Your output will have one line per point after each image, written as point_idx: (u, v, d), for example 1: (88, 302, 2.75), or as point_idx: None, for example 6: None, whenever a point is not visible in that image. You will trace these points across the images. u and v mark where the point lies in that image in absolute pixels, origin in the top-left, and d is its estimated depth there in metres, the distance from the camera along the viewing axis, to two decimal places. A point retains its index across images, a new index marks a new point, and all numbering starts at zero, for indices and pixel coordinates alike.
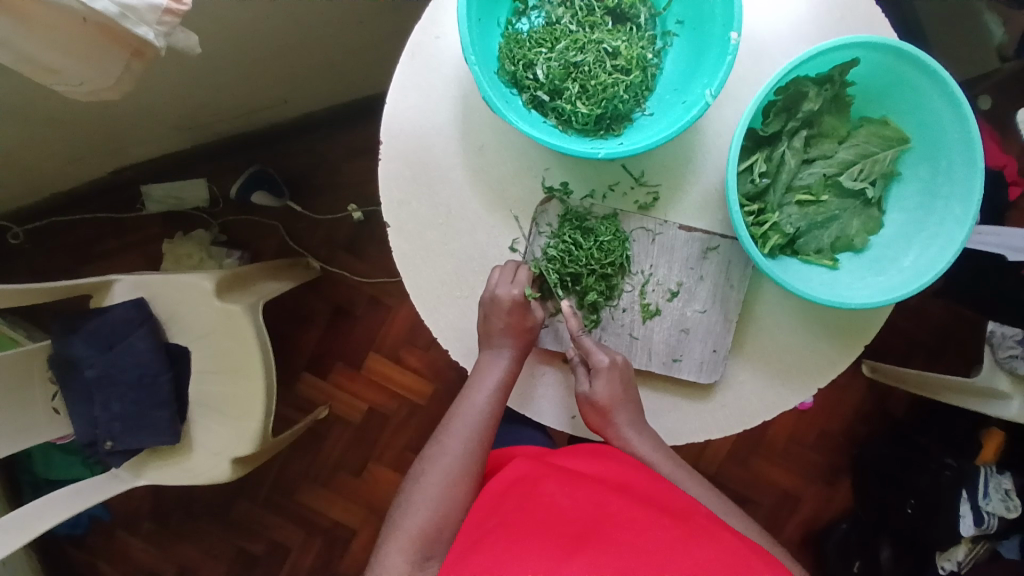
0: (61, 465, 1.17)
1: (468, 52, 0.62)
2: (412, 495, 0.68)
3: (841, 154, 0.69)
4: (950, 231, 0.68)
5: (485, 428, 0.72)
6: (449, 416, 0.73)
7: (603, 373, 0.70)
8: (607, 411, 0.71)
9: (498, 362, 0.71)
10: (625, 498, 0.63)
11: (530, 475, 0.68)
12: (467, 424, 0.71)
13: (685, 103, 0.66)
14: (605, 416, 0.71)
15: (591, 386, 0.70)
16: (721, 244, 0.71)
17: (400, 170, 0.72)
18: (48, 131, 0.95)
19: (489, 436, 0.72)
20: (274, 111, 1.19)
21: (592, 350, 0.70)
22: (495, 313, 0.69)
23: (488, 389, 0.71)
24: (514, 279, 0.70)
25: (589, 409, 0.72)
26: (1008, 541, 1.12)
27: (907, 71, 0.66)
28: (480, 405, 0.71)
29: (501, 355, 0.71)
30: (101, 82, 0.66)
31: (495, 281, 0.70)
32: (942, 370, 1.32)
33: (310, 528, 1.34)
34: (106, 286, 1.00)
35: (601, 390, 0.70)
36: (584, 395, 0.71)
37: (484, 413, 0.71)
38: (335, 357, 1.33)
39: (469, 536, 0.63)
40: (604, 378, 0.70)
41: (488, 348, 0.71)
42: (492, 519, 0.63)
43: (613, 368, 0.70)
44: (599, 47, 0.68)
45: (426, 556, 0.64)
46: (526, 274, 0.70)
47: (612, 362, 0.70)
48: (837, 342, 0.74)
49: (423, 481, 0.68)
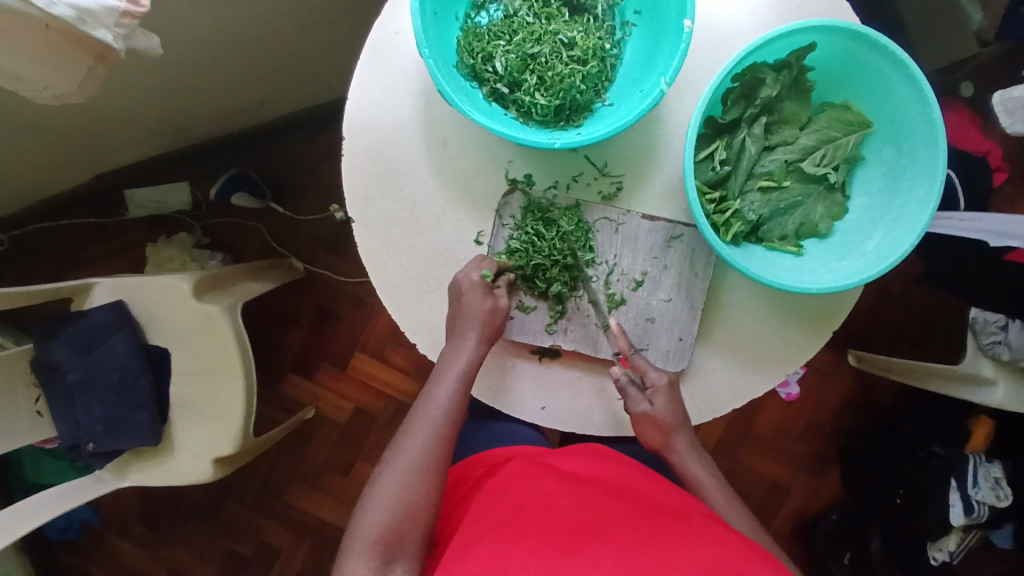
0: (50, 469, 1.17)
1: (422, 45, 0.62)
2: (373, 498, 0.67)
3: (802, 140, 0.69)
4: (914, 213, 0.67)
5: (447, 425, 0.71)
6: (413, 414, 0.72)
7: (663, 392, 0.71)
8: (667, 428, 0.72)
9: (462, 352, 0.70)
10: (620, 499, 0.66)
11: (525, 475, 0.71)
12: (429, 422, 0.71)
13: (642, 91, 0.66)
14: (666, 434, 0.73)
15: (652, 404, 0.71)
16: (684, 233, 0.72)
17: (363, 165, 0.72)
18: (27, 139, 0.96)
19: (452, 432, 0.71)
20: (252, 113, 1.19)
21: (648, 368, 0.71)
22: (464, 300, 0.69)
23: (452, 383, 0.71)
24: (477, 267, 0.70)
25: (647, 427, 0.72)
26: (1000, 530, 1.12)
27: (865, 54, 0.66)
28: (443, 400, 0.71)
29: (464, 344, 0.70)
30: (67, 86, 0.67)
31: (458, 269, 0.71)
32: (929, 359, 1.32)
33: (300, 529, 1.35)
34: (86, 290, 1.01)
35: (661, 407, 0.71)
36: (642, 414, 0.71)
37: (445, 409, 0.71)
38: (320, 358, 1.34)
39: (467, 532, 0.64)
40: (661, 396, 0.71)
41: (451, 340, 0.70)
42: (488, 517, 0.65)
43: (670, 386, 0.72)
44: (556, 38, 0.68)
45: (389, 559, 0.63)
46: (489, 262, 0.71)
47: (668, 379, 0.72)
48: (804, 329, 0.74)
49: (383, 483, 0.67)
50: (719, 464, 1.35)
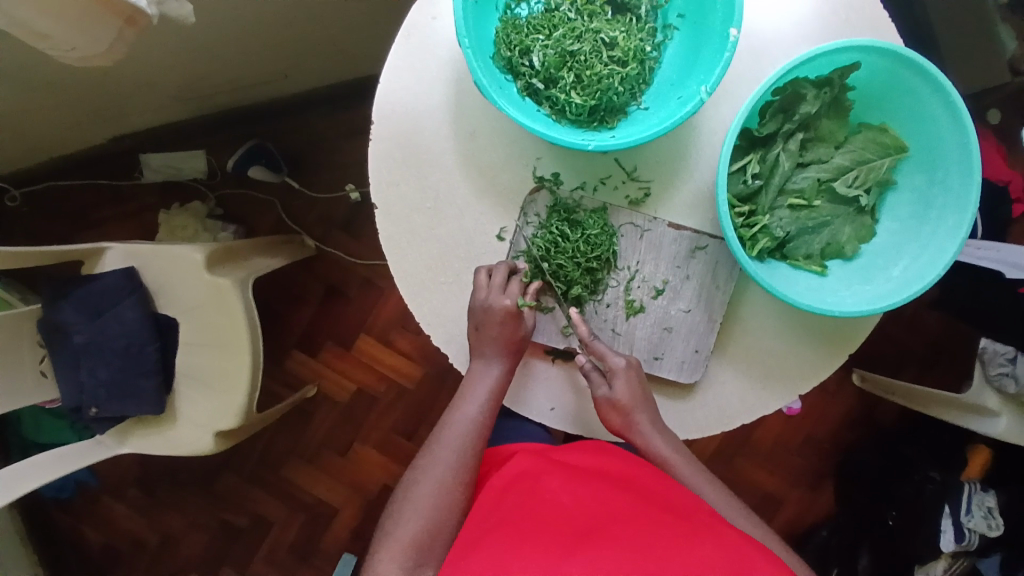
0: (49, 429, 1.17)
1: (461, 34, 0.61)
2: (405, 504, 0.68)
3: (836, 159, 0.69)
4: (942, 243, 0.67)
5: (478, 438, 0.72)
6: (441, 426, 0.73)
7: (622, 375, 0.70)
8: (627, 411, 0.70)
9: (489, 373, 0.71)
10: (626, 495, 0.65)
11: (532, 471, 0.70)
12: (459, 433, 0.72)
13: (680, 98, 0.65)
14: (627, 418, 0.71)
15: (610, 388, 0.70)
16: (709, 244, 0.71)
17: (390, 151, 0.72)
18: (47, 97, 0.95)
19: (482, 444, 0.72)
20: (274, 86, 1.18)
21: (608, 353, 0.70)
22: (487, 323, 0.69)
23: (480, 400, 0.72)
24: (506, 289, 0.69)
25: (608, 410, 0.71)
26: (987, 559, 1.10)
27: (908, 77, 0.65)
28: (471, 416, 0.72)
29: (492, 367, 0.71)
30: (95, 48, 0.64)
31: (487, 291, 0.69)
32: (933, 383, 1.32)
33: (294, 505, 1.35)
34: (98, 253, 1.00)
35: (621, 391, 0.70)
36: (602, 398, 0.70)
37: (477, 422, 0.72)
38: (325, 336, 1.33)
39: (471, 532, 0.64)
40: (621, 379, 0.70)
41: (480, 359, 0.71)
42: (493, 516, 0.64)
43: (630, 369, 0.70)
44: (596, 36, 0.67)
45: (419, 562, 0.64)
46: (519, 286, 0.70)
47: (628, 362, 0.71)
48: (821, 349, 0.74)
49: (415, 491, 0.68)
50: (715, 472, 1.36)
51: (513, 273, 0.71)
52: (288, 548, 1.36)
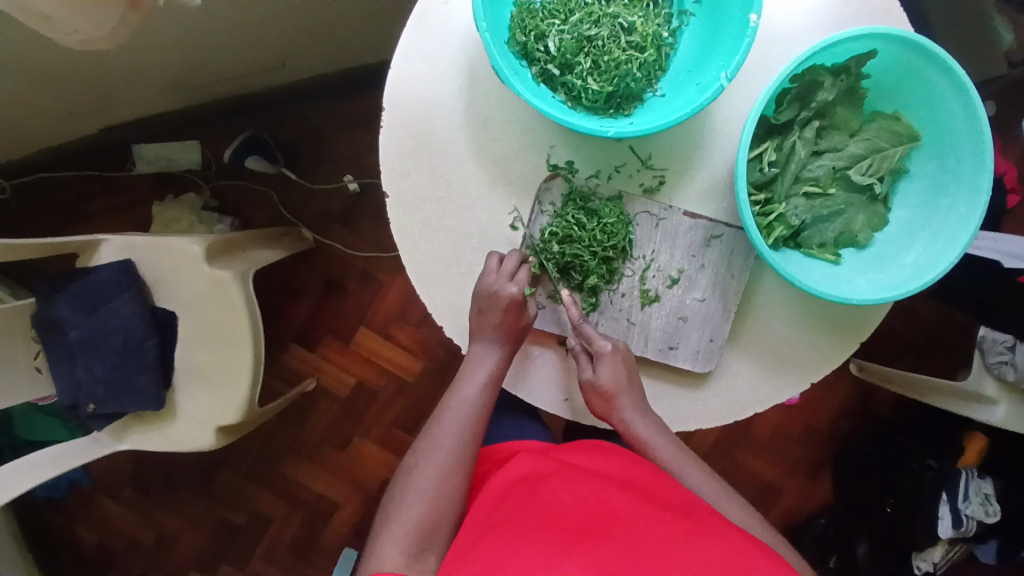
0: (42, 427, 1.14)
1: (479, 19, 0.60)
2: (407, 488, 0.67)
3: (851, 147, 0.68)
4: (954, 231, 0.67)
5: (478, 422, 0.71)
6: (439, 410, 0.72)
7: (607, 359, 0.69)
8: (610, 397, 0.70)
9: (487, 357, 0.71)
10: (626, 493, 0.64)
11: (533, 474, 0.68)
12: (458, 417, 0.71)
13: (699, 84, 0.64)
14: (610, 402, 0.70)
15: (594, 371, 0.69)
16: (724, 233, 0.71)
17: (401, 138, 0.70)
18: (40, 85, 0.92)
19: (481, 428, 0.72)
20: (272, 74, 1.15)
21: (595, 336, 0.70)
22: (491, 307, 0.68)
23: (479, 382, 0.71)
24: (514, 277, 0.69)
25: (593, 396, 0.71)
26: (985, 545, 1.14)
27: (923, 65, 0.65)
28: (470, 398, 0.71)
29: (491, 350, 0.71)
30: (97, 31, 0.61)
31: (490, 275, 0.69)
32: (928, 372, 1.34)
33: (293, 501, 1.33)
34: (93, 246, 0.97)
35: (605, 376, 0.69)
36: (586, 381, 0.70)
37: (475, 405, 0.71)
38: (325, 331, 1.32)
39: (471, 531, 0.63)
40: (607, 363, 0.69)
41: (479, 341, 0.71)
42: (494, 515, 0.63)
43: (616, 353, 0.69)
44: (614, 22, 0.66)
45: (423, 547, 0.64)
46: (526, 274, 0.69)
47: (614, 348, 0.70)
48: (833, 338, 0.74)
49: (417, 475, 0.68)
50: (715, 464, 1.36)
51: (522, 262, 0.70)
52: (287, 546, 1.34)
